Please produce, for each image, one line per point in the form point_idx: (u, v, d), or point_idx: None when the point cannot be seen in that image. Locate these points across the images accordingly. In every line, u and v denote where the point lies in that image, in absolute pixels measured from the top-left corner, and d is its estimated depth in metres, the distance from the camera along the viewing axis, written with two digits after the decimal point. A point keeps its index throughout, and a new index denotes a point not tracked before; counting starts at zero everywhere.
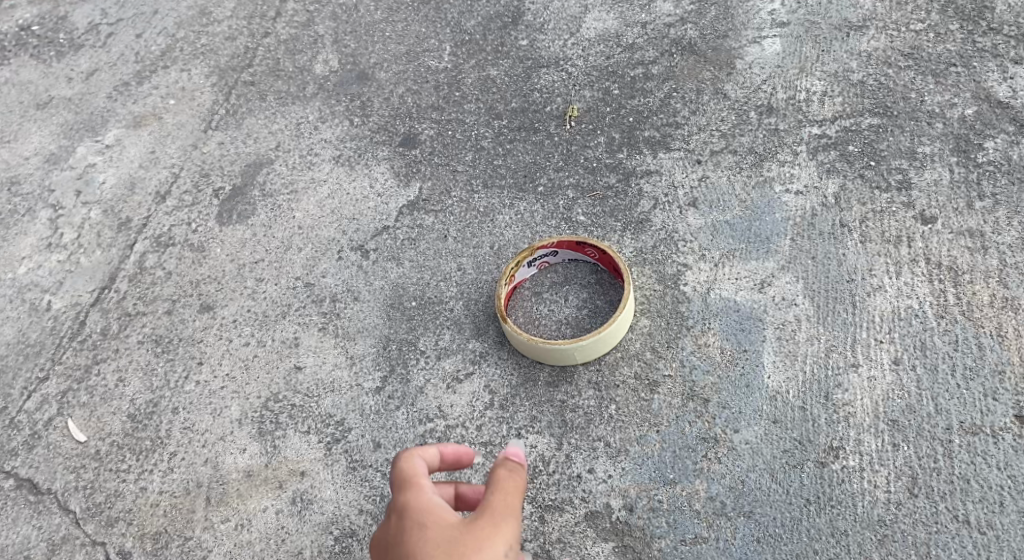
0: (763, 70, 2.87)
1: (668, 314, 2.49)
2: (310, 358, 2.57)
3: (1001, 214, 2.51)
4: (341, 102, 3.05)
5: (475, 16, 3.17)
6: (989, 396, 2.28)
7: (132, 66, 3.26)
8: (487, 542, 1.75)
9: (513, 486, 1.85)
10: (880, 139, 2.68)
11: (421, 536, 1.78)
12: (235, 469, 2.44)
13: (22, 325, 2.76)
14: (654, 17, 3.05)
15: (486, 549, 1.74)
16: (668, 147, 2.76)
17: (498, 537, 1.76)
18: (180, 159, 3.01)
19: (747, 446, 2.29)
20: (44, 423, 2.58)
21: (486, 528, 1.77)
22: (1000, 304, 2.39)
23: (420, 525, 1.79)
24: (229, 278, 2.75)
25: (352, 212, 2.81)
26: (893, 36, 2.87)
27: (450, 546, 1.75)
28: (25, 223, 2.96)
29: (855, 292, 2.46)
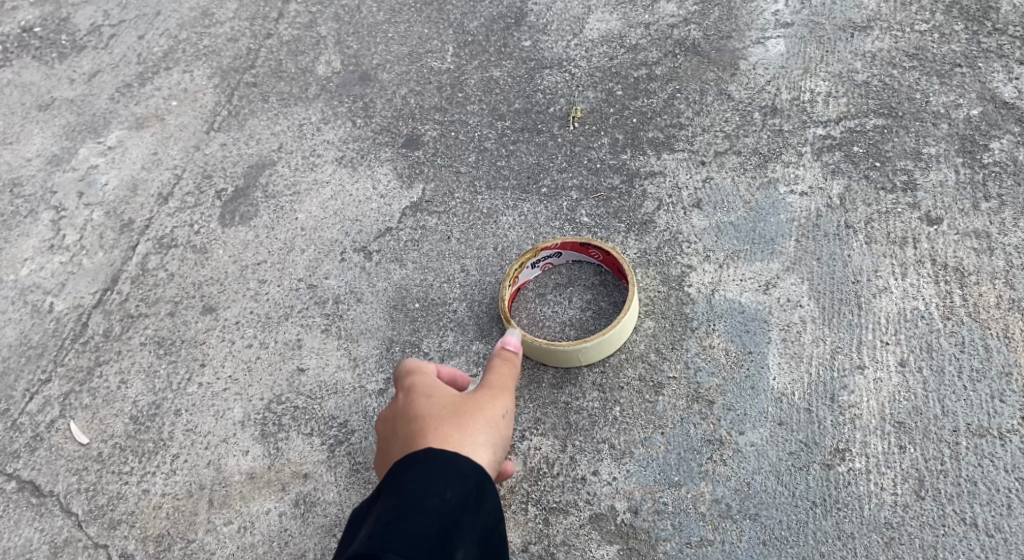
0: (767, 71, 2.86)
1: (672, 315, 2.48)
2: (313, 360, 2.56)
3: (1008, 215, 2.50)
4: (344, 103, 3.04)
5: (478, 17, 3.16)
6: (996, 398, 2.27)
7: (134, 67, 3.25)
8: (493, 403, 1.93)
9: (510, 368, 2.03)
10: (885, 140, 2.67)
11: (429, 400, 1.93)
12: (237, 471, 2.43)
13: (24, 326, 2.75)
14: (657, 17, 3.03)
15: (491, 409, 1.92)
16: (672, 148, 2.75)
17: (501, 402, 1.95)
18: (182, 160, 3.01)
19: (753, 448, 2.28)
20: (47, 425, 2.57)
21: (490, 394, 1.95)
22: (1006, 305, 2.38)
23: (427, 394, 1.95)
24: (232, 280, 2.74)
25: (354, 214, 2.80)
26: (897, 36, 2.86)
27: (458, 407, 1.91)
28: (27, 224, 2.95)
29: (861, 293, 2.45)
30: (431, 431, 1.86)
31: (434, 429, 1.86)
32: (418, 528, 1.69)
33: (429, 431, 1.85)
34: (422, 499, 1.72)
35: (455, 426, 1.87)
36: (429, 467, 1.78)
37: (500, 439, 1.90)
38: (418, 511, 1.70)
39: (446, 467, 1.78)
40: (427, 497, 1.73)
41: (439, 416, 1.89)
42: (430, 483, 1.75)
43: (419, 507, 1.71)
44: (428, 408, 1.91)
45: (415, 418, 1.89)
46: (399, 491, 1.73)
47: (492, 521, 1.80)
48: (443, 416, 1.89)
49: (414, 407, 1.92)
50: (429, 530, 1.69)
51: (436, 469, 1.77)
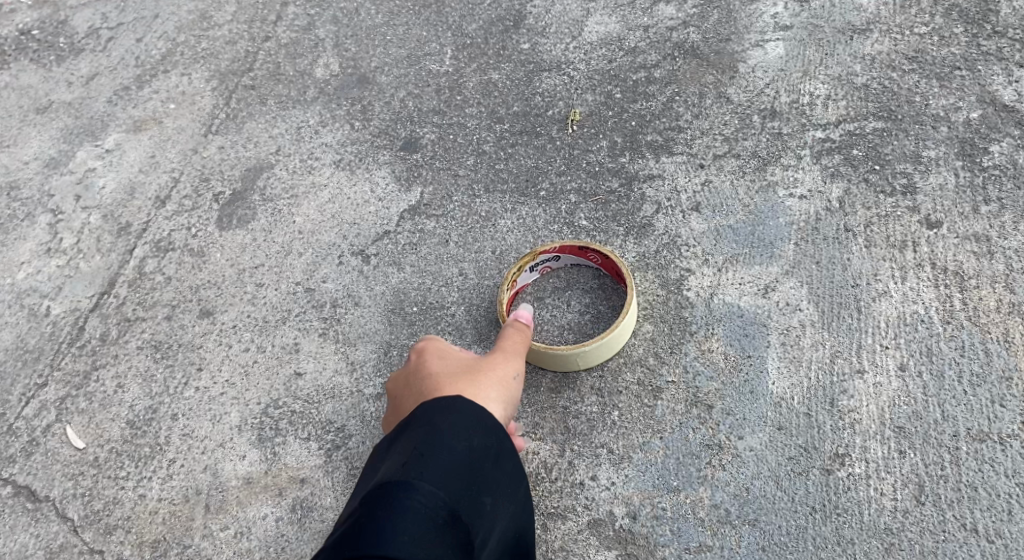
0: (766, 74, 2.85)
1: (671, 319, 2.48)
2: (310, 364, 2.55)
3: (1007, 218, 2.49)
4: (342, 106, 3.03)
5: (477, 20, 3.15)
6: (996, 402, 2.26)
7: (132, 70, 3.24)
8: (507, 363, 2.13)
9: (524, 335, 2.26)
10: (885, 143, 2.66)
11: (448, 359, 2.13)
12: (234, 476, 2.42)
13: (21, 330, 2.75)
14: (656, 20, 3.02)
15: (505, 369, 2.12)
16: (671, 152, 2.74)
17: (513, 364, 2.15)
18: (180, 163, 3.00)
19: (752, 453, 2.27)
20: (43, 430, 2.56)
21: (504, 356, 2.16)
22: (1007, 309, 2.37)
23: (447, 354, 2.15)
24: (229, 284, 2.73)
25: (352, 217, 2.80)
26: (897, 39, 2.85)
27: (475, 365, 2.12)
28: (25, 228, 2.94)
29: (860, 297, 2.44)
30: (450, 380, 2.05)
31: (454, 381, 2.05)
32: (444, 461, 1.83)
33: (449, 382, 2.05)
34: (448, 438, 1.87)
35: (472, 379, 2.06)
36: (455, 411, 1.93)
37: (512, 396, 2.09)
38: (449, 449, 1.85)
39: (470, 414, 1.93)
40: (453, 438, 1.88)
41: (459, 372, 2.08)
42: (456, 427, 1.90)
43: (449, 445, 1.86)
44: (449, 366, 2.11)
45: (436, 373, 2.09)
46: (426, 429, 1.89)
47: (510, 471, 1.94)
48: (462, 372, 2.09)
49: (435, 364, 2.12)
50: (453, 465, 1.84)
51: (461, 414, 1.93)
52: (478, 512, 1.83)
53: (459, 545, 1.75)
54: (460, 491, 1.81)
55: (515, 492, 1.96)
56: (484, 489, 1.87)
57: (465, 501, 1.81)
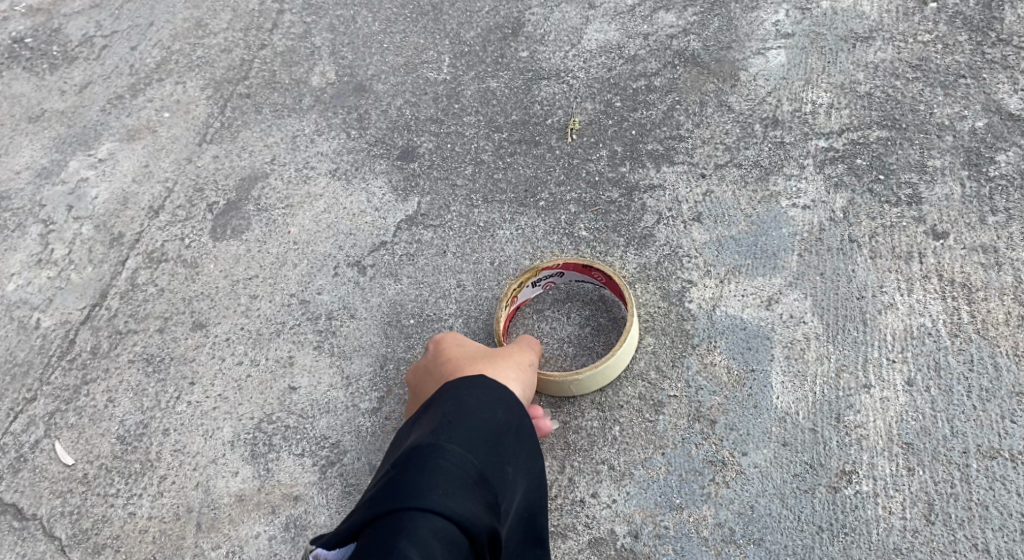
0: (768, 82, 2.80)
1: (672, 332, 2.45)
2: (304, 379, 2.52)
3: (1015, 229, 2.46)
4: (338, 115, 2.98)
5: (475, 27, 3.09)
6: (1006, 418, 2.24)
7: (126, 79, 3.18)
8: (520, 353, 2.20)
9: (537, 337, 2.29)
10: (889, 152, 2.62)
11: (464, 350, 2.18)
12: (226, 493, 2.40)
13: (11, 343, 2.70)
14: (656, 28, 2.97)
15: (520, 359, 2.17)
16: (672, 161, 2.70)
17: (526, 354, 2.21)
18: (173, 173, 2.95)
19: (757, 469, 2.26)
20: (31, 446, 2.53)
21: (517, 348, 2.22)
22: (1016, 322, 2.35)
23: (465, 347, 2.19)
24: (222, 295, 2.69)
25: (349, 227, 2.75)
26: (900, 47, 2.80)
27: (491, 355, 2.16)
28: (15, 239, 2.89)
29: (865, 310, 2.42)
30: (467, 367, 2.10)
31: (470, 367, 2.10)
32: (471, 427, 1.84)
33: (468, 367, 2.10)
34: (475, 408, 1.88)
35: (489, 366, 2.11)
36: (479, 386, 1.95)
37: (527, 381, 2.14)
38: (478, 415, 1.87)
39: (492, 389, 1.95)
40: (479, 409, 1.88)
41: (475, 361, 2.13)
42: (480, 399, 1.91)
43: (477, 413, 1.88)
44: (466, 357, 2.15)
45: (454, 362, 2.13)
46: (452, 400, 1.90)
47: (532, 447, 1.95)
48: (479, 360, 2.14)
49: (453, 355, 2.16)
50: (480, 432, 1.84)
51: (485, 389, 1.94)
52: (503, 477, 1.82)
53: (490, 501, 1.74)
54: (488, 453, 1.81)
55: (532, 471, 1.95)
56: (508, 458, 1.86)
57: (492, 464, 1.81)
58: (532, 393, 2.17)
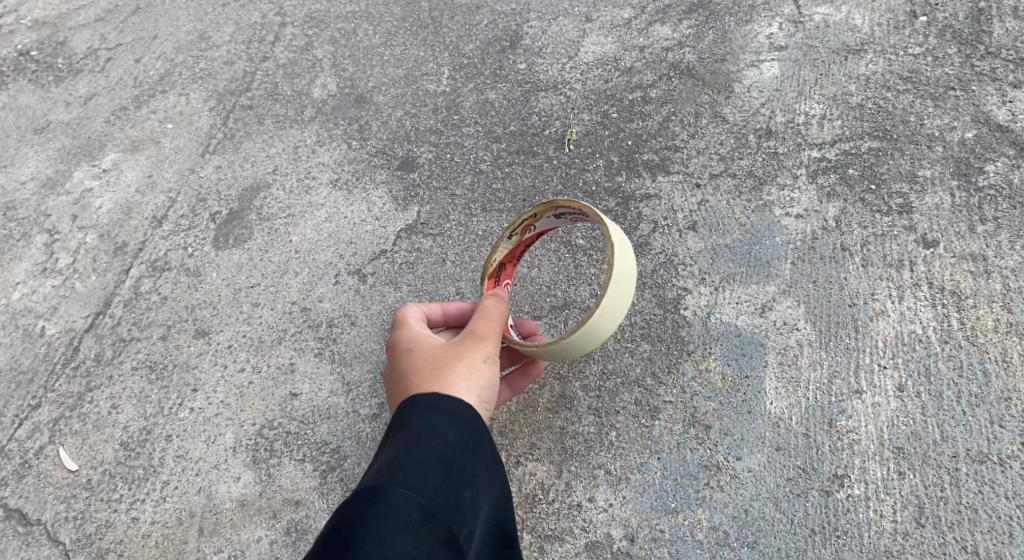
0: (762, 94, 2.85)
1: (668, 338, 2.49)
2: (306, 385, 2.56)
3: (1004, 238, 2.51)
4: (340, 126, 3.02)
5: (474, 40, 3.14)
6: (995, 423, 2.30)
7: (131, 90, 3.22)
8: (474, 350, 2.07)
9: (495, 312, 2.15)
10: (881, 163, 2.67)
11: (419, 350, 2.11)
12: (228, 498, 2.44)
13: (15, 351, 2.74)
14: (652, 41, 3.02)
15: (473, 356, 2.07)
16: (667, 171, 2.74)
17: (483, 347, 2.09)
18: (177, 183, 2.99)
19: (750, 473, 2.32)
20: (36, 452, 2.56)
21: (471, 342, 2.09)
22: (1005, 329, 2.40)
23: (420, 342, 2.13)
24: (225, 303, 2.73)
25: (349, 236, 2.79)
26: (891, 59, 2.85)
27: (442, 353, 2.08)
28: (20, 248, 2.93)
29: (857, 317, 2.47)
30: (415, 376, 2.05)
31: (418, 373, 2.05)
32: (418, 458, 1.86)
33: (418, 378, 2.04)
34: (424, 436, 1.89)
35: (437, 372, 2.04)
36: (430, 407, 1.95)
37: (481, 385, 2.05)
38: (423, 446, 1.88)
39: (441, 409, 1.95)
40: (429, 436, 1.89)
41: (427, 361, 2.07)
42: (430, 424, 1.92)
43: (424, 442, 1.88)
44: (419, 356, 2.09)
45: (407, 363, 2.09)
46: (401, 428, 1.92)
47: (492, 460, 1.95)
48: (433, 362, 2.07)
49: (408, 351, 2.11)
50: (431, 461, 1.86)
51: (435, 410, 1.94)
52: (456, 505, 1.85)
53: (436, 539, 1.79)
54: (437, 485, 1.84)
55: (497, 481, 1.97)
56: (463, 481, 1.88)
57: (443, 495, 1.84)
58: (495, 388, 2.08)
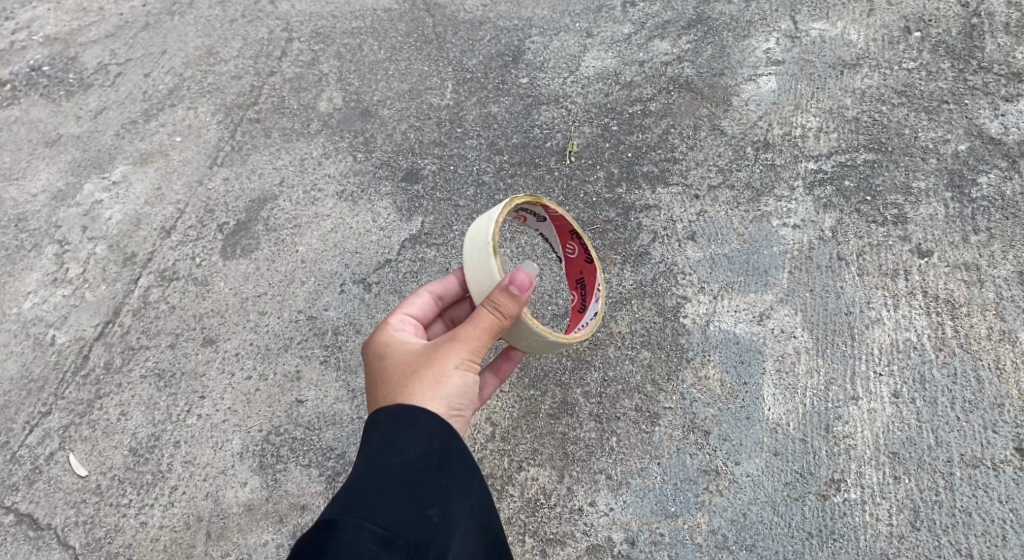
0: (759, 107, 2.91)
1: (668, 345, 2.54)
2: (312, 392, 2.61)
3: (997, 248, 2.56)
4: (345, 139, 3.08)
5: (477, 55, 3.20)
6: (989, 429, 2.35)
7: (140, 104, 3.29)
8: (445, 359, 2.02)
9: (484, 316, 2.05)
10: (876, 174, 2.73)
11: (394, 357, 2.07)
12: (235, 503, 2.48)
13: (26, 359, 2.78)
14: (651, 56, 3.08)
15: (444, 363, 2.01)
16: (666, 182, 2.80)
17: (456, 354, 2.02)
18: (185, 195, 3.04)
19: (749, 478, 2.36)
20: (46, 458, 2.60)
21: (444, 350, 2.03)
22: (998, 337, 2.45)
23: (396, 344, 2.10)
24: (232, 312, 2.78)
25: (354, 246, 2.85)
26: (886, 74, 2.91)
27: (415, 360, 2.04)
28: (31, 258, 2.98)
29: (853, 325, 2.52)
30: (386, 383, 2.03)
31: (389, 380, 2.02)
32: (375, 483, 1.83)
33: (388, 389, 2.01)
34: (384, 458, 1.86)
35: (407, 380, 2.00)
36: (392, 422, 1.92)
37: (452, 395, 1.99)
38: (382, 468, 1.85)
39: (405, 424, 1.91)
40: (390, 456, 1.86)
41: (399, 369, 2.04)
42: (391, 443, 1.88)
43: (384, 464, 1.85)
44: (392, 362, 2.06)
45: (381, 367, 2.07)
46: (365, 448, 1.90)
47: (462, 471, 1.91)
48: (404, 371, 2.03)
49: (384, 354, 2.09)
50: (389, 484, 1.83)
51: (398, 425, 1.91)
52: (420, 525, 1.82)
53: None
54: (398, 508, 1.82)
55: (470, 491, 1.92)
56: (428, 500, 1.85)
57: (404, 517, 1.81)
58: (470, 393, 2.03)
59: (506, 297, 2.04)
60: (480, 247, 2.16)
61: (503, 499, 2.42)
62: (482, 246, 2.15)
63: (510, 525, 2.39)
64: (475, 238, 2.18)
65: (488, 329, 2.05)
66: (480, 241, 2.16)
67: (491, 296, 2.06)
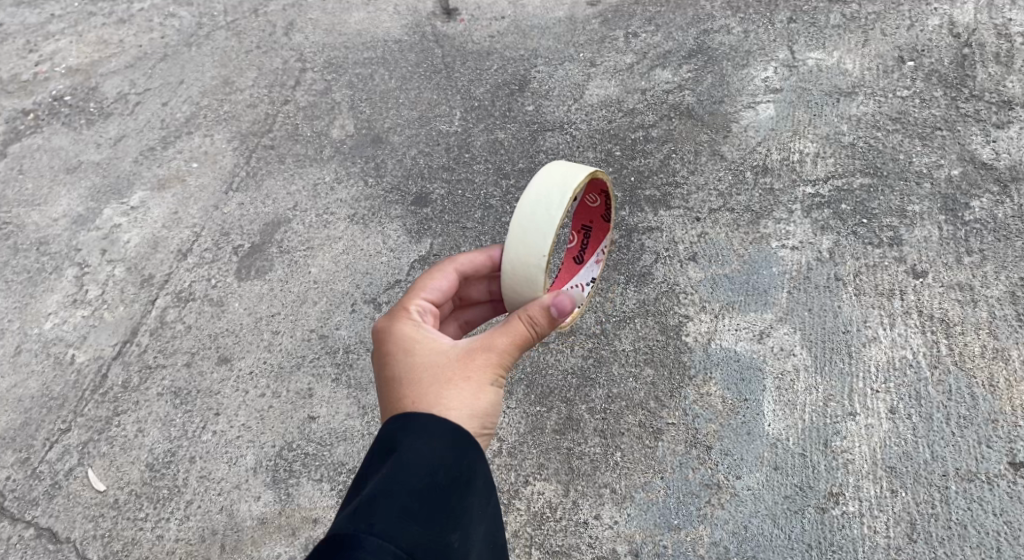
0: (758, 133, 3.00)
1: (670, 363, 2.61)
2: (323, 409, 2.69)
3: (989, 269, 2.64)
4: (357, 164, 3.18)
5: (484, 84, 3.31)
6: (983, 444, 2.41)
7: (158, 132, 3.39)
8: (480, 371, 1.96)
9: (520, 328, 2.00)
10: (871, 198, 2.81)
11: (422, 358, 1.98)
12: (249, 516, 2.55)
13: (47, 378, 2.85)
14: (653, 84, 3.18)
15: (476, 376, 1.95)
16: (668, 206, 2.88)
17: (491, 369, 1.97)
18: (201, 219, 3.14)
19: (750, 491, 2.42)
20: (65, 473, 2.67)
21: (480, 360, 1.96)
22: (991, 355, 2.52)
23: (422, 340, 2.01)
24: (246, 331, 2.86)
25: (365, 267, 2.93)
26: (881, 101, 3.01)
27: (445, 364, 1.96)
28: (52, 280, 3.06)
29: (851, 342, 2.59)
30: (412, 384, 1.94)
31: (417, 383, 1.94)
32: (402, 501, 1.74)
33: (418, 394, 1.92)
34: (412, 472, 1.78)
35: (437, 387, 1.93)
36: (422, 435, 1.84)
37: (485, 410, 1.94)
38: (411, 484, 1.76)
39: (434, 437, 1.84)
40: (419, 472, 1.78)
41: (427, 371, 1.95)
42: (421, 457, 1.80)
43: (412, 479, 1.77)
44: (419, 362, 1.97)
45: (407, 365, 1.97)
46: (390, 458, 1.80)
47: (486, 496, 1.86)
48: (435, 376, 1.94)
49: (409, 351, 1.99)
50: (415, 502, 1.75)
51: (427, 438, 1.83)
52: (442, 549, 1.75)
53: None
54: (423, 530, 1.74)
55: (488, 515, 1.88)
56: (453, 524, 1.78)
57: (427, 540, 1.74)
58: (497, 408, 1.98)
59: (546, 316, 2.02)
60: (532, 258, 2.11)
61: (510, 512, 2.48)
62: (535, 262, 2.11)
63: (516, 538, 2.45)
64: (530, 241, 2.11)
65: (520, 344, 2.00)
66: (534, 253, 2.10)
67: (530, 310, 2.01)
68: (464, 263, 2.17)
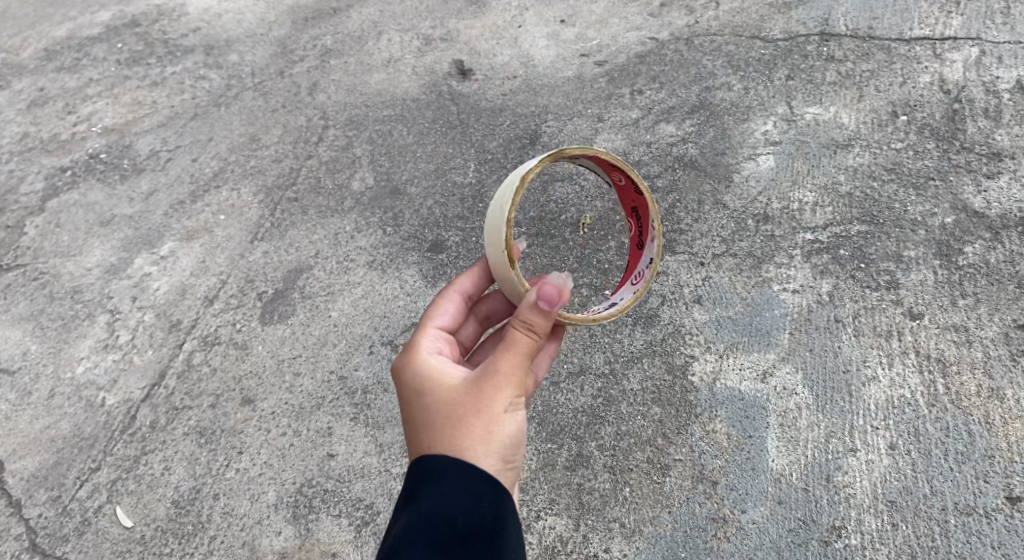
0: (759, 183, 3.14)
1: (677, 402, 2.71)
2: (342, 447, 2.79)
3: (983, 311, 2.75)
4: (376, 215, 3.33)
5: (497, 138, 3.47)
6: (980, 478, 2.50)
7: (188, 186, 3.57)
8: (490, 401, 1.99)
9: (519, 342, 1.99)
10: (869, 244, 2.93)
11: (435, 395, 2.04)
12: (271, 551, 2.65)
13: (78, 419, 2.98)
14: (658, 137, 3.33)
15: (486, 407, 1.99)
16: (674, 251, 3.01)
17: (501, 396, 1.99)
18: (227, 267, 3.28)
19: (755, 525, 2.50)
20: (95, 510, 2.78)
21: (489, 389, 1.99)
22: (986, 393, 2.62)
23: (431, 374, 2.07)
24: (269, 373, 2.98)
25: (383, 311, 3.07)
26: (876, 153, 3.15)
27: (453, 398, 2.01)
28: (85, 326, 3.20)
29: (851, 381, 2.68)
30: (427, 424, 2.02)
31: (431, 424, 2.01)
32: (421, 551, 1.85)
33: (435, 434, 2.00)
34: (427, 521, 1.88)
35: (447, 425, 1.99)
36: (438, 482, 1.93)
37: (501, 439, 1.98)
38: (427, 531, 1.87)
39: (450, 483, 1.93)
40: (434, 520, 1.88)
41: (437, 411, 2.02)
42: (436, 504, 1.90)
43: (429, 527, 1.87)
44: (430, 401, 2.03)
45: (418, 405, 2.05)
46: (408, 509, 1.92)
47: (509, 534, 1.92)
48: (447, 415, 2.00)
49: (421, 391, 2.05)
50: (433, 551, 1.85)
51: (441, 486, 1.93)
52: None
53: None
54: None
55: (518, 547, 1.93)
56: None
57: None
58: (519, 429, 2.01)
59: (537, 315, 1.99)
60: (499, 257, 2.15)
61: None
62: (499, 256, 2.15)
63: None
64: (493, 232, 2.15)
65: (522, 354, 2.00)
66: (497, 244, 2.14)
67: (520, 315, 2.00)
68: (461, 281, 2.25)
